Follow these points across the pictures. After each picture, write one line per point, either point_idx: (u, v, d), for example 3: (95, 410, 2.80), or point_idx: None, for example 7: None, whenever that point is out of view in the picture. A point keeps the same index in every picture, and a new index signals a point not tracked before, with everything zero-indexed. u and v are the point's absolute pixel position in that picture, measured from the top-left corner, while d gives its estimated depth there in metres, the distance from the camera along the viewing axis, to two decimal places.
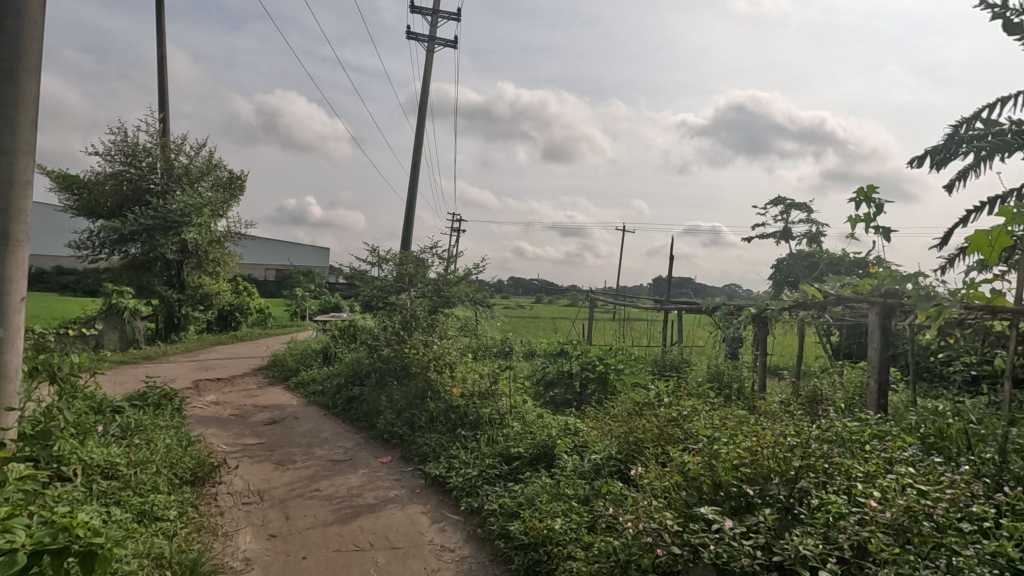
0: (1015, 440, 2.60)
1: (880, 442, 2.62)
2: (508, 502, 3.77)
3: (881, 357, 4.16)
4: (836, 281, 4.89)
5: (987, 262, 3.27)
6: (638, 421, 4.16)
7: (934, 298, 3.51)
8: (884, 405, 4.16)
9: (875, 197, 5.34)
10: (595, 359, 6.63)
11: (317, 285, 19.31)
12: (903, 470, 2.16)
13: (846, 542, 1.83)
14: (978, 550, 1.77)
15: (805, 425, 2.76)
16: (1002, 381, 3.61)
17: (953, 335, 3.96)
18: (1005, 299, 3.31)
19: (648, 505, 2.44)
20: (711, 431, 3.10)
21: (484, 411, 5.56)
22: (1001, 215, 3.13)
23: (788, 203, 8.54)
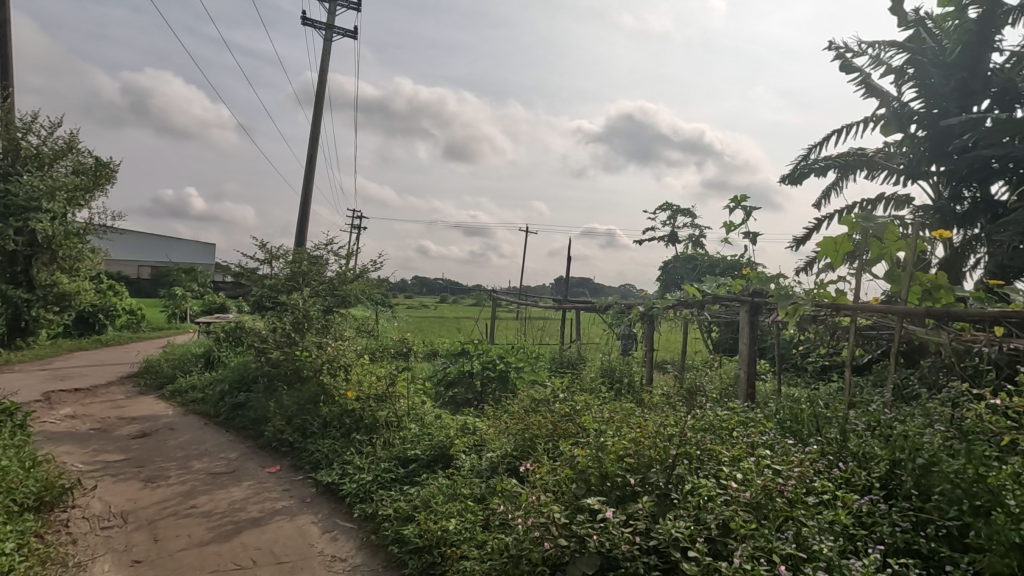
0: (850, 421, 2.99)
1: (744, 427, 2.88)
2: (403, 505, 3.68)
3: (749, 350, 4.59)
4: (712, 281, 5.35)
5: (833, 265, 3.72)
6: (534, 417, 4.26)
7: (791, 297, 3.96)
8: (752, 394, 4.59)
9: (746, 204, 5.90)
10: (496, 358, 6.73)
11: (200, 284, 17.75)
12: (762, 453, 2.39)
13: (713, 522, 1.98)
14: (820, 520, 2.00)
15: (682, 415, 2.98)
16: (845, 371, 4.12)
17: (808, 330, 4.45)
18: (846, 298, 3.79)
19: (537, 499, 2.50)
20: (599, 424, 3.24)
21: (381, 414, 5.41)
22: (844, 224, 3.58)
23: (674, 208, 9.17)
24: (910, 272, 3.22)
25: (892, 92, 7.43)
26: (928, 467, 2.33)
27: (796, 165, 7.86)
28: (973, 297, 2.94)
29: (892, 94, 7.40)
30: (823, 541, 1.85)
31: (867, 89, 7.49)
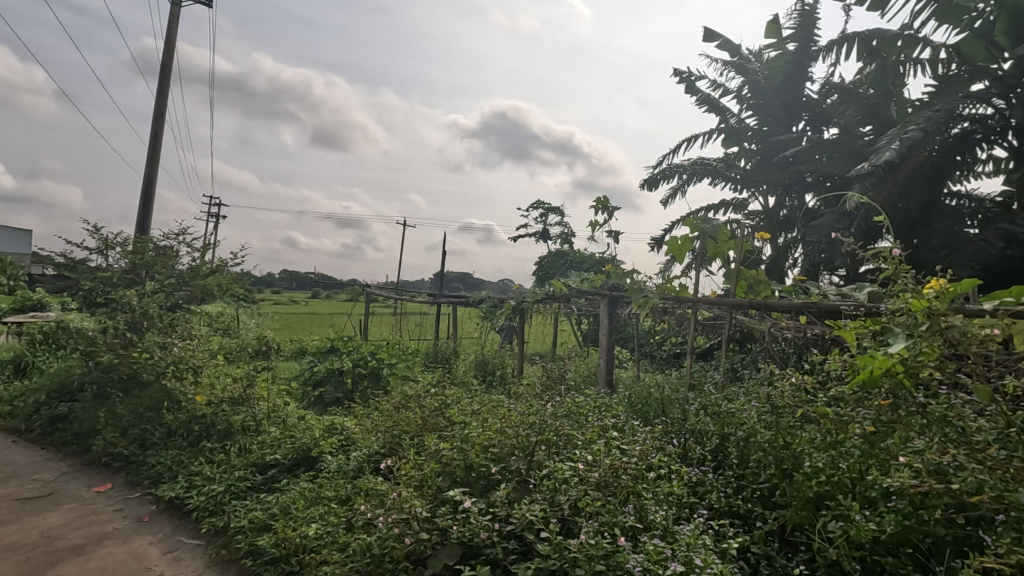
0: (689, 402, 3.33)
1: (598, 413, 3.10)
2: (258, 514, 3.44)
3: (608, 340, 4.93)
4: (576, 276, 5.66)
5: (677, 262, 4.12)
6: (403, 413, 4.21)
7: (643, 291, 4.35)
8: (611, 381, 4.93)
9: (610, 205, 6.32)
10: (367, 355, 6.54)
11: (10, 278, 15.02)
12: (611, 435, 2.59)
13: (566, 503, 2.10)
14: (658, 492, 2.22)
15: (543, 405, 3.12)
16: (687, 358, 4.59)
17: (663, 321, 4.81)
18: (687, 292, 4.23)
19: (401, 496, 2.47)
20: (466, 417, 3.29)
21: (236, 418, 4.99)
22: (686, 226, 4.00)
23: (546, 207, 9.56)
24: (737, 269, 3.67)
25: (731, 110, 8.42)
26: (748, 438, 2.68)
27: (652, 171, 8.61)
28: (785, 291, 3.43)
29: (732, 111, 8.38)
30: (660, 511, 2.05)
31: (711, 106, 8.41)
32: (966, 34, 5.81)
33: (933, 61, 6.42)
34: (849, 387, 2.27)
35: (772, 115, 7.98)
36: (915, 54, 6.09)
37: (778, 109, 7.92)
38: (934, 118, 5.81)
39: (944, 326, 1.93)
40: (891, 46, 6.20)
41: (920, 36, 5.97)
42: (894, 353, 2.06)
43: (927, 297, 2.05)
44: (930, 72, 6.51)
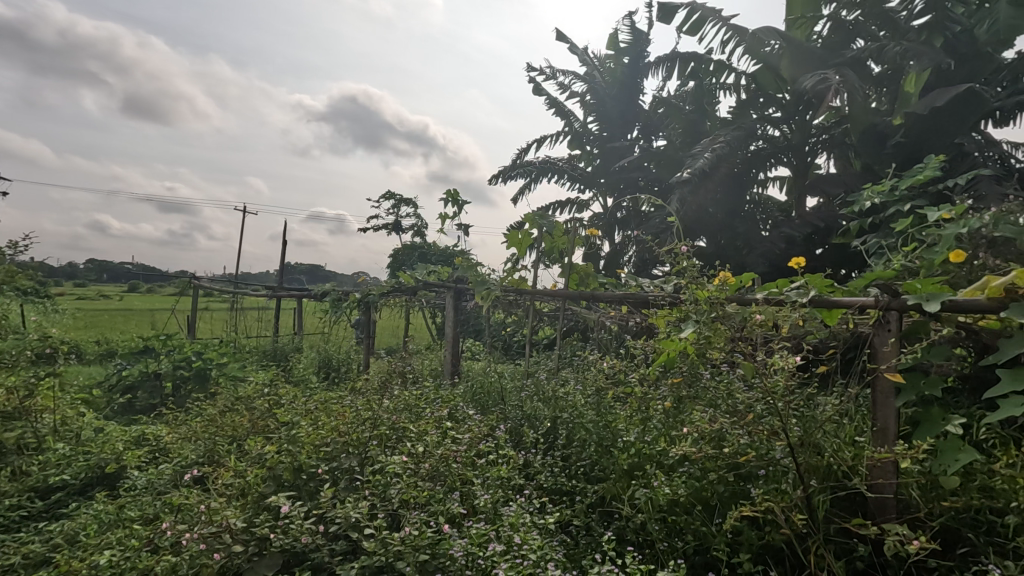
0: (524, 390, 3.49)
1: (436, 405, 3.11)
2: (34, 548, 2.88)
3: (454, 331, 4.97)
4: (424, 269, 5.61)
5: (518, 255, 4.27)
6: (228, 417, 3.83)
7: (485, 283, 4.45)
8: (457, 371, 4.98)
9: (460, 199, 6.36)
10: (191, 355, 5.85)
11: None
12: (447, 426, 2.62)
13: (393, 497, 2.06)
14: (487, 478, 2.29)
15: (379, 399, 3.04)
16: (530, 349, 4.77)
17: (513, 312, 4.89)
18: (527, 284, 4.43)
19: (216, 507, 2.23)
20: (297, 416, 3.08)
21: (8, 435, 4.13)
22: (526, 220, 4.15)
23: (398, 199, 9.33)
24: (569, 263, 3.91)
25: (574, 114, 8.99)
26: (575, 420, 2.89)
27: (501, 167, 8.88)
28: (610, 283, 3.74)
29: (575, 116, 8.95)
30: (486, 496, 2.11)
31: (556, 109, 8.91)
32: (760, 66, 6.85)
33: (736, 86, 7.46)
34: (653, 368, 2.61)
35: (610, 121, 8.68)
36: (723, 78, 7.02)
37: (615, 116, 8.63)
38: (735, 137, 6.80)
39: (726, 313, 2.28)
40: (705, 69, 7.09)
41: (725, 63, 6.90)
42: (686, 337, 2.41)
43: (710, 288, 2.41)
44: (734, 95, 7.55)
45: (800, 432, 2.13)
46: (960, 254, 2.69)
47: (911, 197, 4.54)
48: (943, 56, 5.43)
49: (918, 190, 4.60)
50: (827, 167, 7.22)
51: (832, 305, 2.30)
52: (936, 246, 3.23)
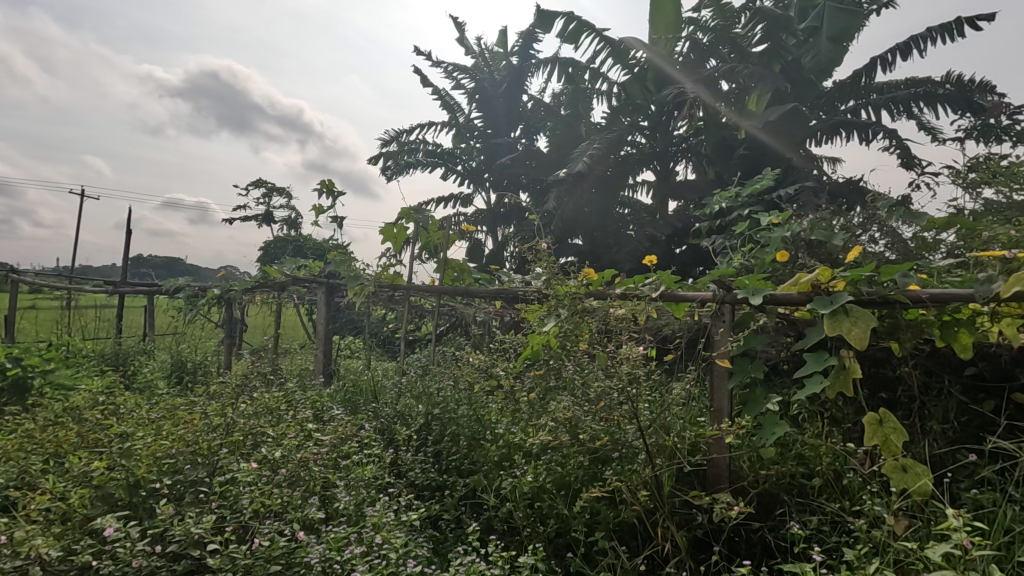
0: (396, 387, 3.42)
1: (300, 407, 2.96)
2: None
3: (326, 329, 4.76)
4: (293, 263, 5.28)
5: (393, 250, 4.17)
6: (50, 431, 3.31)
7: (358, 278, 4.29)
8: (329, 371, 4.76)
9: (335, 190, 6.07)
10: (4, 361, 4.99)
11: None
12: (309, 429, 2.50)
13: (244, 509, 1.91)
14: (351, 480, 2.22)
15: (234, 402, 2.81)
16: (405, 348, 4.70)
17: (387, 308, 4.77)
18: (402, 279, 4.36)
19: (24, 535, 1.92)
20: (135, 426, 2.75)
21: None
22: (402, 214, 4.06)
23: (268, 188, 8.57)
24: (444, 258, 3.90)
25: (459, 108, 8.99)
26: (448, 415, 2.90)
27: (383, 152, 8.62)
28: (484, 279, 3.80)
29: (460, 110, 8.95)
30: (348, 499, 2.04)
31: (441, 101, 8.85)
32: (629, 76, 7.34)
33: (609, 93, 7.91)
34: (519, 361, 2.80)
35: (494, 119, 8.81)
36: (597, 85, 7.42)
37: (498, 114, 8.78)
38: (607, 142, 7.22)
39: (581, 308, 2.53)
40: (581, 75, 7.44)
41: (599, 71, 7.29)
42: (549, 330, 2.63)
43: (571, 284, 2.68)
44: (607, 102, 8.00)
45: (650, 416, 2.33)
46: (785, 254, 3.08)
47: (751, 203, 5.13)
48: (779, 80, 6.18)
49: (757, 197, 5.20)
50: (687, 174, 7.91)
51: (679, 299, 2.54)
52: (768, 247, 3.68)
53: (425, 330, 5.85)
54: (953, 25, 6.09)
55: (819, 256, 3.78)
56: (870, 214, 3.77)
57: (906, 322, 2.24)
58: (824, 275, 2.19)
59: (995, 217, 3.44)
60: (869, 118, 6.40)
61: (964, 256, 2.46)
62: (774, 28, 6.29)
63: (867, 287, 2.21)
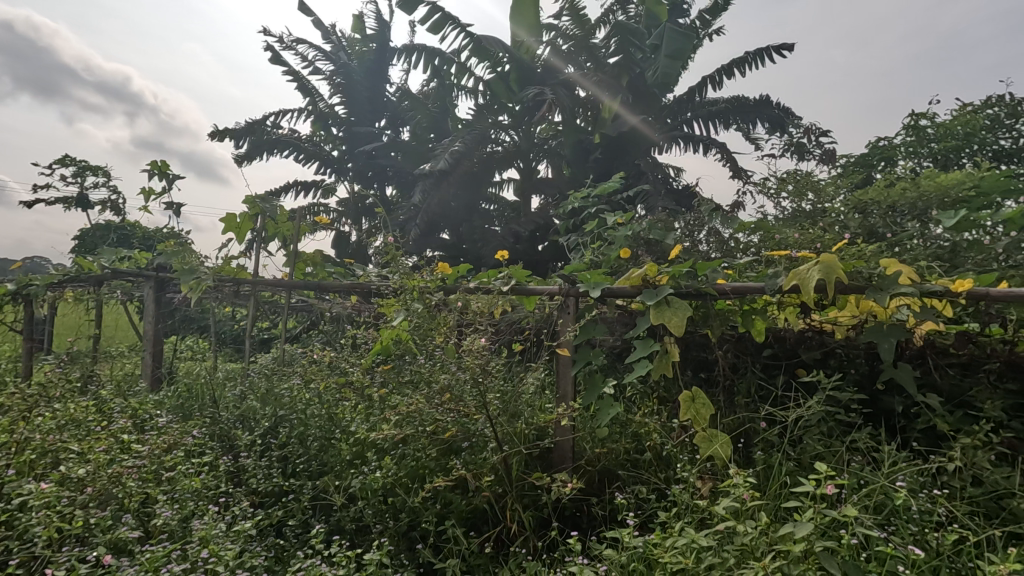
0: (237, 390, 3.17)
1: (117, 418, 2.61)
2: None
3: (155, 330, 4.28)
4: (113, 254, 4.61)
5: (235, 241, 3.82)
6: None
7: (194, 272, 3.86)
8: (159, 376, 4.27)
9: (169, 172, 5.41)
10: None
11: None
12: (127, 441, 2.21)
13: (36, 538, 1.65)
14: (177, 493, 2.02)
15: (27, 417, 2.40)
16: (247, 350, 4.36)
17: (229, 305, 4.37)
18: (247, 273, 4.03)
19: None
20: None
21: None
22: (246, 202, 3.73)
23: (83, 166, 7.31)
24: (293, 251, 3.67)
25: (319, 92, 8.50)
26: (297, 416, 2.76)
27: (230, 132, 7.84)
28: (338, 273, 3.64)
29: (319, 94, 8.46)
30: (172, 514, 1.86)
31: (298, 84, 8.30)
32: (494, 75, 7.49)
33: (474, 90, 8.00)
34: (369, 356, 2.77)
35: (356, 107, 8.46)
36: (462, 81, 7.45)
37: (361, 102, 8.45)
38: (472, 138, 7.31)
39: (431, 303, 2.61)
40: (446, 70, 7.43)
41: (464, 67, 7.33)
42: (398, 324, 2.65)
43: (422, 278, 2.71)
44: (472, 98, 8.09)
45: (500, 405, 2.44)
46: (626, 252, 3.36)
47: (601, 203, 5.52)
48: (627, 90, 6.74)
49: (607, 197, 5.61)
50: (547, 173, 8.29)
51: (528, 292, 2.68)
52: (612, 244, 4.00)
53: (277, 329, 5.47)
54: (764, 52, 7.09)
55: (655, 253, 4.18)
56: (696, 216, 4.26)
57: (716, 311, 2.57)
58: (651, 270, 2.43)
59: (789, 221, 4.07)
60: (702, 131, 7.19)
61: (761, 254, 2.88)
62: (624, 42, 6.82)
63: (686, 281, 2.50)
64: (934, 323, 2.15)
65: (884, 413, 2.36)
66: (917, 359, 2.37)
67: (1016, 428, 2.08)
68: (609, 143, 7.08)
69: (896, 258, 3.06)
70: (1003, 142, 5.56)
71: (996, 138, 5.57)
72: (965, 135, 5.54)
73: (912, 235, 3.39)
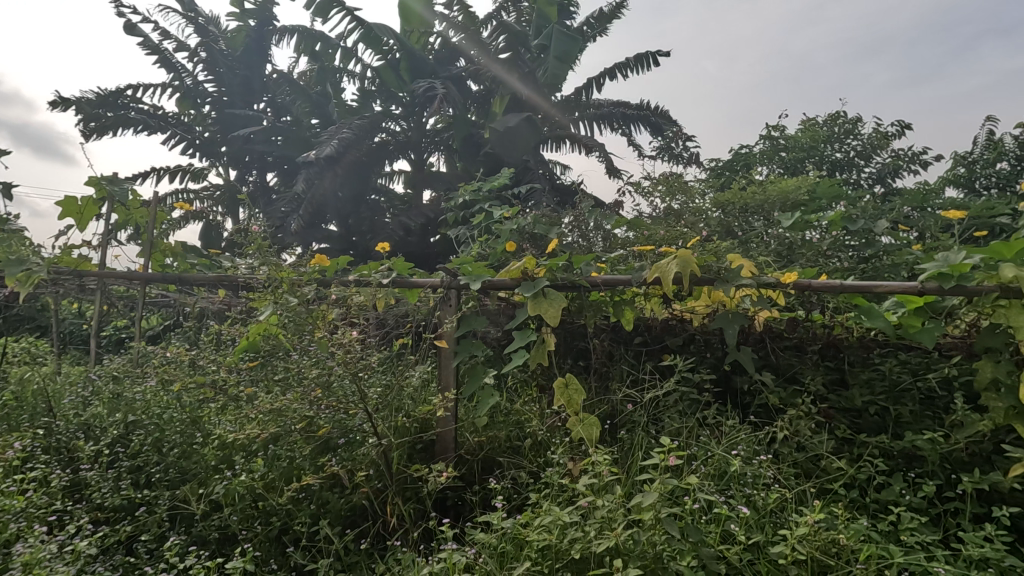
0: (78, 394, 2.80)
1: None
2: None
3: None
4: None
5: (76, 227, 3.37)
6: None
7: (24, 263, 3.34)
8: None
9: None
10: None
11: None
12: None
13: None
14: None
15: None
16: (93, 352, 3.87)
17: (69, 300, 3.84)
18: (91, 264, 3.58)
19: None
20: None
21: None
22: (89, 185, 3.30)
23: None
24: (147, 239, 3.31)
25: (185, 67, 7.74)
26: (152, 421, 2.51)
27: (77, 102, 6.88)
28: (203, 265, 3.35)
29: (185, 70, 7.71)
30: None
31: (160, 55, 7.49)
32: (383, 62, 7.27)
33: (361, 75, 7.71)
34: (234, 351, 2.61)
35: (230, 86, 7.80)
36: (349, 66, 7.16)
37: (236, 81, 7.81)
38: (359, 126, 7.04)
39: (305, 298, 2.49)
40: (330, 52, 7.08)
41: (351, 52, 7.03)
42: (267, 319, 2.51)
43: (294, 270, 2.59)
44: (360, 84, 7.79)
45: (380, 399, 2.41)
46: (510, 245, 3.43)
47: (490, 197, 5.58)
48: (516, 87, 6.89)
49: (496, 191, 5.68)
50: (439, 166, 8.23)
51: (410, 284, 2.66)
52: (498, 238, 4.06)
53: (134, 326, 4.91)
54: (644, 57, 7.58)
55: (539, 247, 4.32)
56: (577, 211, 4.46)
57: (589, 303, 2.72)
58: (530, 264, 2.52)
59: (660, 219, 4.38)
60: (587, 131, 7.51)
61: (632, 249, 3.09)
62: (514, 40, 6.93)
63: (562, 273, 2.62)
64: (770, 310, 2.45)
65: (733, 391, 2.65)
66: (758, 343, 2.69)
67: (832, 400, 2.44)
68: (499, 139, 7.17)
69: (747, 254, 3.42)
70: (836, 155, 6.42)
71: (832, 150, 6.43)
72: (807, 148, 6.39)
73: (760, 233, 3.81)
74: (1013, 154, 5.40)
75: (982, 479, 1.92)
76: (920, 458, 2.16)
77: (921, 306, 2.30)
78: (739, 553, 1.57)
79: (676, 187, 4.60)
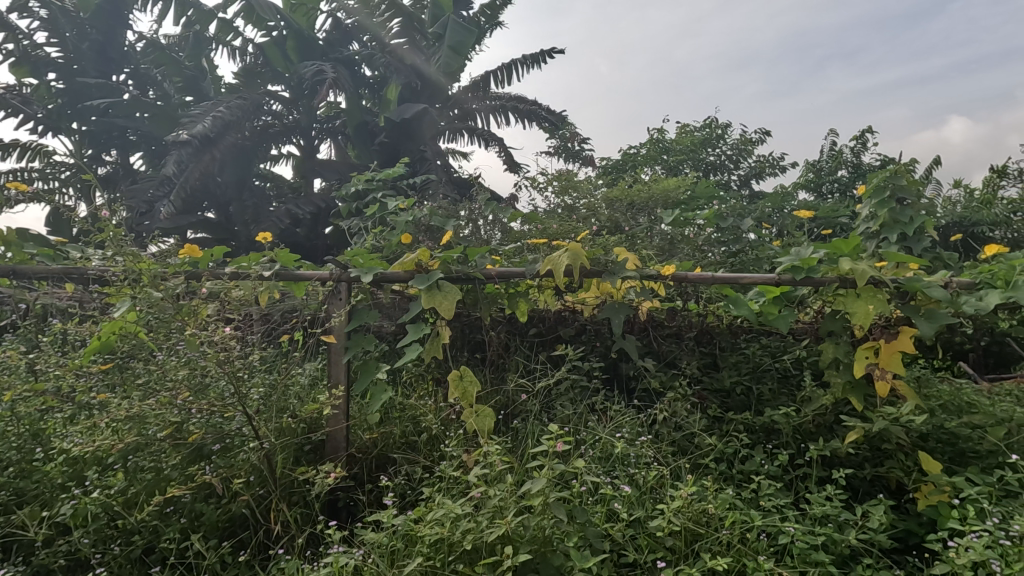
0: None
1: None
2: None
3: None
4: None
5: None
6: None
7: None
8: None
9: None
10: None
11: None
12: None
13: None
14: None
15: None
16: None
17: None
18: None
19: None
20: None
21: None
22: None
23: None
24: None
25: (20, 28, 6.68)
26: None
27: None
28: (47, 255, 2.91)
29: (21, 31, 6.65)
30: None
31: None
32: (266, 38, 6.76)
33: (241, 51, 7.12)
34: (83, 352, 2.30)
35: (80, 53, 6.85)
36: (226, 39, 6.57)
37: (88, 48, 6.87)
38: (240, 107, 6.50)
39: (172, 293, 2.25)
40: (205, 23, 6.45)
41: (229, 24, 6.46)
42: (123, 315, 2.24)
43: (156, 261, 2.33)
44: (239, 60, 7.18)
45: (261, 399, 2.25)
46: (405, 235, 3.34)
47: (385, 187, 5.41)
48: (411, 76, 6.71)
49: (391, 181, 5.52)
50: (330, 153, 7.85)
51: (296, 277, 2.51)
52: (393, 229, 3.92)
53: None
54: (538, 55, 7.73)
55: (435, 240, 4.26)
56: (473, 205, 4.46)
57: (485, 295, 2.74)
58: (423, 256, 2.47)
59: (553, 214, 4.48)
60: (484, 124, 7.52)
61: (526, 242, 3.14)
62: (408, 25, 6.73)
63: (456, 266, 2.60)
64: (651, 300, 2.60)
65: (619, 377, 2.79)
66: (642, 332, 2.86)
67: (705, 382, 2.65)
68: (393, 127, 6.95)
69: (632, 248, 3.60)
70: (711, 158, 6.99)
71: (706, 154, 6.99)
72: (687, 151, 6.89)
73: (645, 229, 4.05)
74: (850, 163, 6.23)
75: (824, 447, 2.19)
76: (777, 431, 2.42)
77: (778, 296, 2.56)
78: (621, 530, 1.67)
79: (568, 183, 4.73)
